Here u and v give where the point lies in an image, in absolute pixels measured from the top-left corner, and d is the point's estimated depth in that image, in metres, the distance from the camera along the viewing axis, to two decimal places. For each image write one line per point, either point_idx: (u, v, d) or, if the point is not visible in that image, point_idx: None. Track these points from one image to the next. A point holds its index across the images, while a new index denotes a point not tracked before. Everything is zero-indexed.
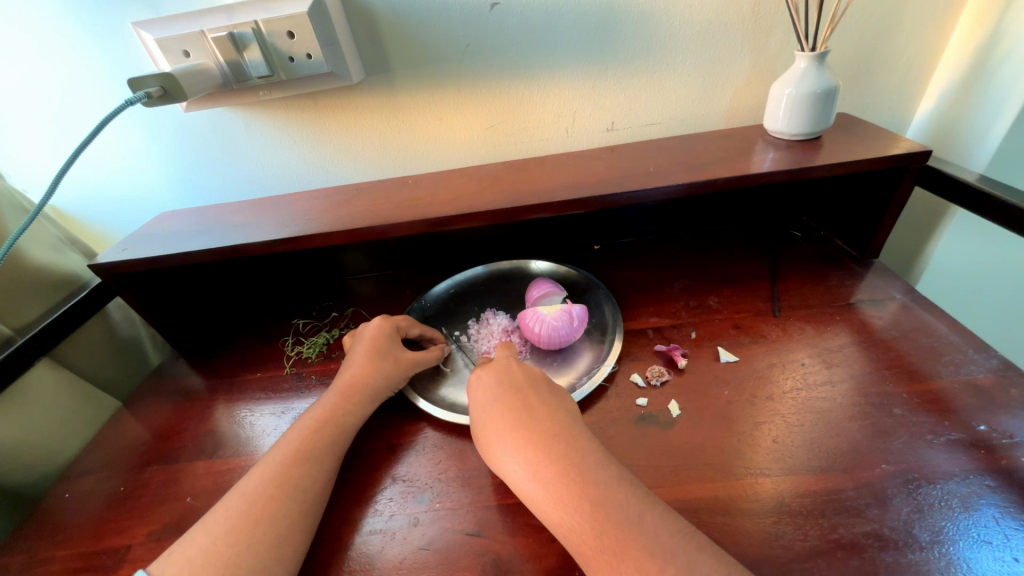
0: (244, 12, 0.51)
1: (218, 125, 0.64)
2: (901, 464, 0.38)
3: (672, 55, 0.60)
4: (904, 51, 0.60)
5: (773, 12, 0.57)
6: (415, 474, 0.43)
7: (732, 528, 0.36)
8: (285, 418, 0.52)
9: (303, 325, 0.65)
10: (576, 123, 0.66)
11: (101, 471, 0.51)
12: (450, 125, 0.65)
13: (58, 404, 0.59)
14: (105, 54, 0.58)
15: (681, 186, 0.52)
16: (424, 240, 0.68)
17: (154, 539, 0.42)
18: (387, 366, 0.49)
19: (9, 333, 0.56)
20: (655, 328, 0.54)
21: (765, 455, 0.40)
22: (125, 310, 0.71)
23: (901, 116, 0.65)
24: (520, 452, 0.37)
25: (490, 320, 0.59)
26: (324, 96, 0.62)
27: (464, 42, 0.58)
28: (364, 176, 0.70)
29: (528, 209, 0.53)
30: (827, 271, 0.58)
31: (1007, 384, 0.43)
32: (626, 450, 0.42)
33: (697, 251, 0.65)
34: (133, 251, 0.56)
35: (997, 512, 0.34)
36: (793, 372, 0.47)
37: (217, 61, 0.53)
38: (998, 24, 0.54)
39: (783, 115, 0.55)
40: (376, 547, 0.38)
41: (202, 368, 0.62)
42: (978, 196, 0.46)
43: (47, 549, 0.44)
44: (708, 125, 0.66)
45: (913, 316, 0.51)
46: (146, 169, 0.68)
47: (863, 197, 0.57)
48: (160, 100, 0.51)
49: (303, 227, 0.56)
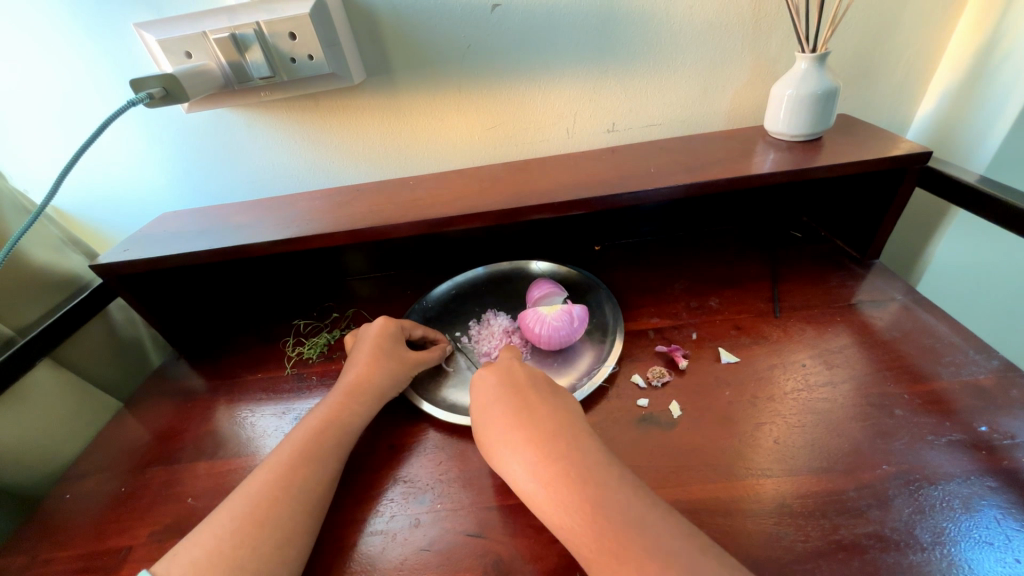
0: (245, 13, 0.51)
1: (219, 126, 0.64)
2: (902, 465, 0.38)
3: (672, 56, 0.60)
4: (903, 53, 0.60)
5: (773, 13, 0.57)
6: (417, 475, 0.43)
7: (733, 529, 0.36)
8: (286, 419, 0.52)
9: (304, 326, 0.65)
10: (577, 124, 0.66)
11: (102, 471, 0.51)
12: (451, 126, 0.66)
13: (57, 405, 0.58)
14: (107, 54, 0.58)
15: (682, 187, 0.52)
16: (425, 240, 0.68)
17: (156, 540, 0.42)
18: (388, 367, 0.49)
19: (10, 333, 0.56)
20: (656, 328, 0.54)
21: (766, 456, 0.40)
22: (126, 310, 0.71)
23: (901, 117, 0.65)
24: (521, 452, 0.37)
25: (490, 321, 0.59)
26: (325, 97, 0.62)
27: (465, 44, 0.59)
28: (365, 177, 0.70)
29: (529, 210, 0.53)
30: (827, 272, 0.58)
31: (1008, 385, 0.43)
32: (627, 451, 0.42)
33: (698, 251, 0.66)
34: (135, 251, 0.56)
35: (999, 513, 0.34)
36: (793, 373, 0.47)
37: (219, 62, 0.53)
38: (998, 26, 0.55)
39: (783, 116, 0.55)
40: (377, 549, 0.38)
41: (203, 369, 0.62)
42: (979, 197, 0.46)
43: (49, 550, 0.44)
44: (708, 126, 0.66)
45: (914, 317, 0.51)
46: (147, 170, 0.68)
47: (863, 198, 0.57)
48: (162, 100, 0.51)
49: (304, 227, 0.56)
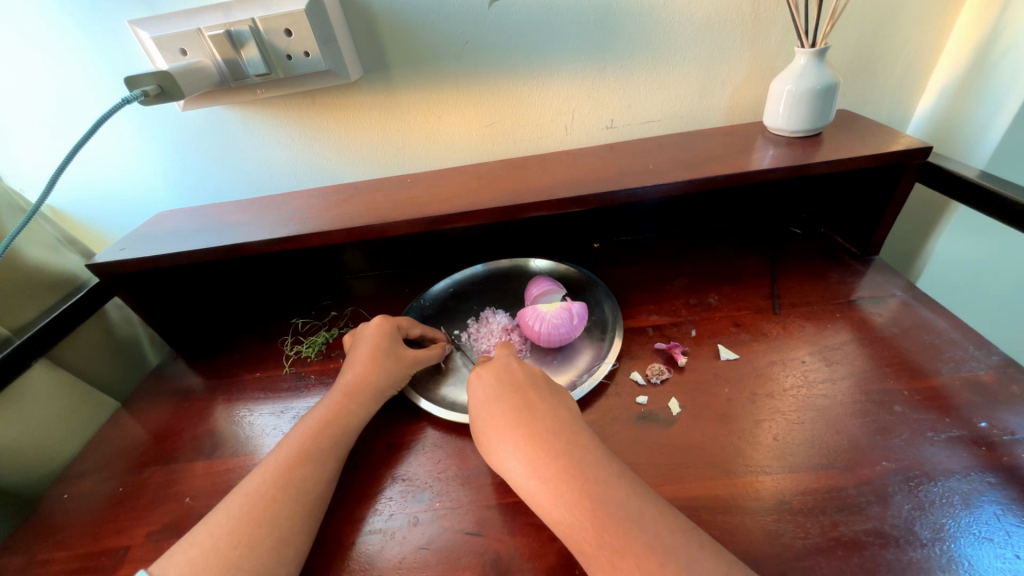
0: (241, 9, 0.51)
1: (217, 125, 0.63)
2: (902, 462, 0.38)
3: (672, 52, 0.60)
4: (904, 48, 0.60)
5: (773, 8, 0.57)
6: (415, 474, 0.43)
7: (733, 526, 0.35)
8: (284, 418, 0.52)
9: (303, 324, 0.65)
10: (575, 121, 0.65)
11: (101, 471, 0.50)
12: (449, 123, 0.65)
13: (56, 404, 0.59)
14: (101, 52, 0.58)
15: (682, 184, 0.51)
16: (423, 239, 0.68)
17: (154, 540, 0.42)
18: (387, 367, 0.49)
19: (8, 333, 0.56)
20: (655, 326, 0.54)
21: (765, 453, 0.40)
22: (123, 309, 0.71)
23: (901, 113, 0.65)
24: (521, 449, 0.37)
25: (489, 319, 0.59)
26: (323, 95, 0.61)
27: (462, 40, 0.58)
28: (363, 175, 0.70)
29: (528, 207, 0.53)
30: (827, 269, 0.58)
31: (1008, 381, 0.43)
32: (626, 449, 0.42)
33: (697, 248, 0.65)
34: (131, 250, 0.56)
35: (998, 509, 0.34)
36: (793, 370, 0.47)
37: (214, 59, 0.53)
38: (1000, 17, 0.54)
39: (783, 112, 0.55)
40: (376, 547, 0.38)
41: (201, 368, 0.62)
42: (978, 192, 0.46)
43: (47, 551, 0.43)
44: (707, 122, 0.66)
45: (913, 313, 0.51)
46: (144, 168, 0.67)
47: (863, 194, 0.56)
48: (156, 98, 0.50)
49: (302, 226, 0.56)
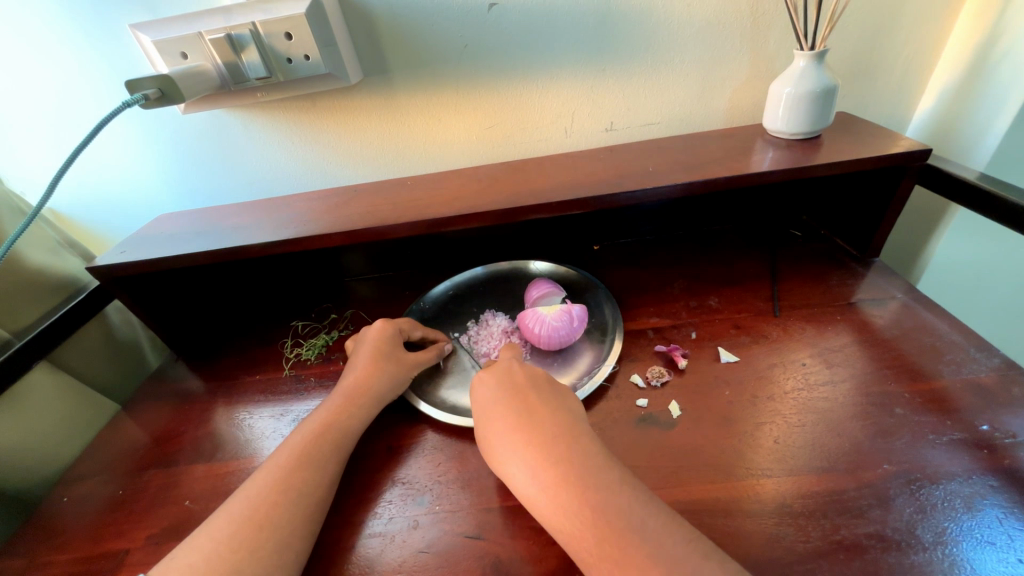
0: (242, 13, 0.51)
1: (217, 127, 0.64)
2: (904, 464, 0.38)
3: (672, 54, 0.60)
4: (903, 50, 0.60)
5: (772, 11, 0.57)
6: (415, 477, 0.43)
7: (734, 529, 0.35)
8: (284, 420, 0.52)
9: (303, 326, 0.65)
10: (575, 123, 0.66)
11: (101, 474, 0.50)
12: (449, 126, 0.65)
13: (55, 407, 0.59)
14: (102, 55, 0.58)
15: (682, 186, 0.51)
16: (424, 241, 0.68)
17: (153, 543, 0.42)
18: (388, 370, 0.49)
19: (8, 336, 0.56)
20: (655, 328, 0.54)
21: (766, 456, 0.40)
22: (124, 312, 0.71)
23: (901, 115, 0.65)
24: (522, 456, 0.37)
25: (490, 321, 0.59)
26: (324, 97, 0.62)
27: (461, 42, 0.58)
28: (363, 177, 0.70)
29: (528, 209, 0.53)
30: (828, 272, 0.58)
31: (1009, 383, 0.42)
32: (627, 452, 0.42)
33: (697, 250, 0.65)
34: (131, 252, 0.56)
35: (1001, 512, 0.34)
36: (794, 372, 0.47)
37: (215, 63, 0.53)
38: (999, 21, 0.54)
39: (782, 115, 0.55)
40: (376, 551, 0.38)
41: (201, 370, 0.62)
42: (979, 196, 0.46)
43: (46, 554, 0.43)
44: (707, 124, 0.66)
45: (914, 315, 0.51)
46: (144, 171, 0.68)
47: (863, 196, 0.57)
48: (157, 101, 0.50)
49: (302, 228, 0.56)
